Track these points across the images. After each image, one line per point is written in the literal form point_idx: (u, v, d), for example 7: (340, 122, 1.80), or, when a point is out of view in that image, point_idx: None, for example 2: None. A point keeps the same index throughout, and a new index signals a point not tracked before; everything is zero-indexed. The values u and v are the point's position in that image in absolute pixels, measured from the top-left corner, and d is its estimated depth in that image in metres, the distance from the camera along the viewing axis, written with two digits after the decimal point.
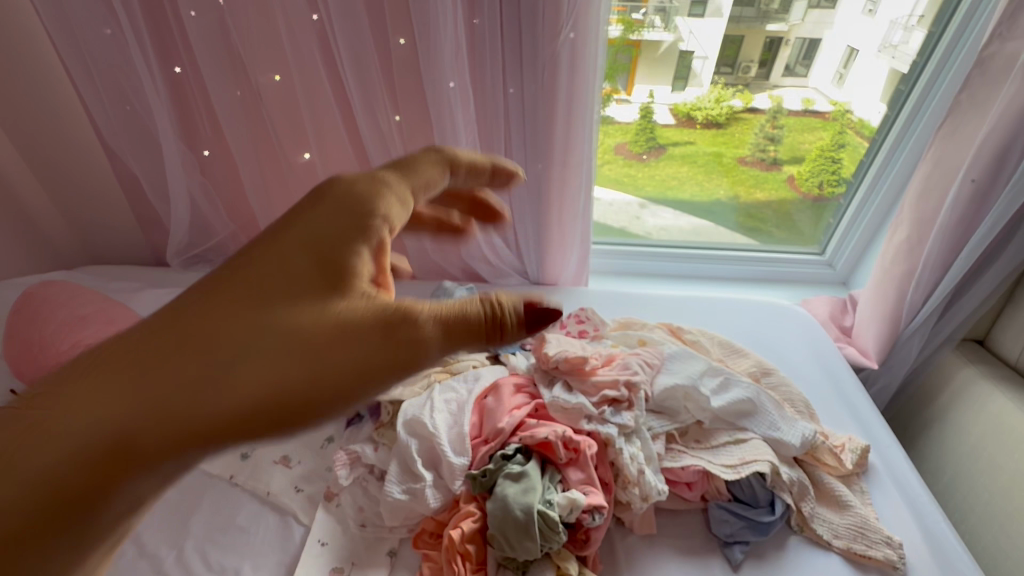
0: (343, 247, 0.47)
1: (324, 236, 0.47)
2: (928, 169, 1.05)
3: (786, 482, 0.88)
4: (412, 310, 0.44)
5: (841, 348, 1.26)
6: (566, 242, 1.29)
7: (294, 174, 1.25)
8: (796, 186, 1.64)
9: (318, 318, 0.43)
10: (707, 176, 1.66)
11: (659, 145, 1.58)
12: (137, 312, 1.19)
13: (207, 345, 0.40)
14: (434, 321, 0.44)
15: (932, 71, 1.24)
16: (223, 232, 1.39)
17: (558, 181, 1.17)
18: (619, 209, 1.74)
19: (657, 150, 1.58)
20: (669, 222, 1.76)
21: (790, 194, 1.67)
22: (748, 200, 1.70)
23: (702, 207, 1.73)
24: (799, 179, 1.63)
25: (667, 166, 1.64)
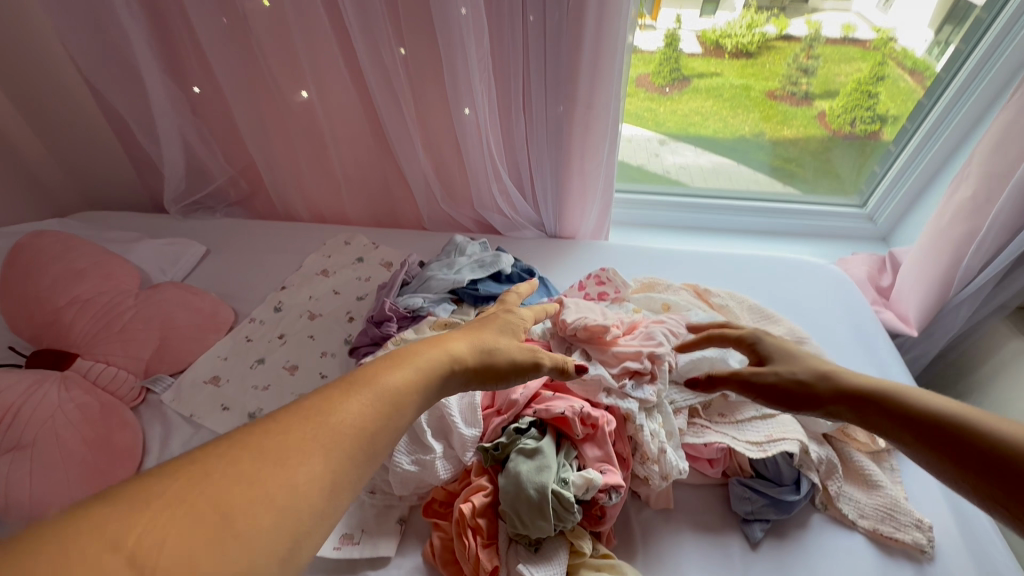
0: (450, 352, 0.60)
1: (429, 348, 0.59)
2: (1012, 115, 0.92)
3: (814, 461, 0.84)
4: (495, 357, 0.63)
5: (878, 312, 1.18)
6: (587, 193, 1.18)
7: (291, 114, 1.14)
8: (827, 124, 1.46)
9: (410, 378, 0.53)
10: (732, 111, 1.48)
11: (683, 77, 1.41)
12: (137, 264, 1.15)
13: (329, 411, 0.46)
14: (513, 364, 0.64)
15: None
16: (222, 178, 1.31)
17: (580, 126, 1.04)
18: (636, 145, 1.59)
19: (682, 82, 1.41)
20: (689, 159, 1.63)
21: (818, 132, 1.48)
22: (776, 137, 1.52)
23: (724, 143, 1.57)
24: (831, 116, 1.44)
25: (690, 100, 1.47)
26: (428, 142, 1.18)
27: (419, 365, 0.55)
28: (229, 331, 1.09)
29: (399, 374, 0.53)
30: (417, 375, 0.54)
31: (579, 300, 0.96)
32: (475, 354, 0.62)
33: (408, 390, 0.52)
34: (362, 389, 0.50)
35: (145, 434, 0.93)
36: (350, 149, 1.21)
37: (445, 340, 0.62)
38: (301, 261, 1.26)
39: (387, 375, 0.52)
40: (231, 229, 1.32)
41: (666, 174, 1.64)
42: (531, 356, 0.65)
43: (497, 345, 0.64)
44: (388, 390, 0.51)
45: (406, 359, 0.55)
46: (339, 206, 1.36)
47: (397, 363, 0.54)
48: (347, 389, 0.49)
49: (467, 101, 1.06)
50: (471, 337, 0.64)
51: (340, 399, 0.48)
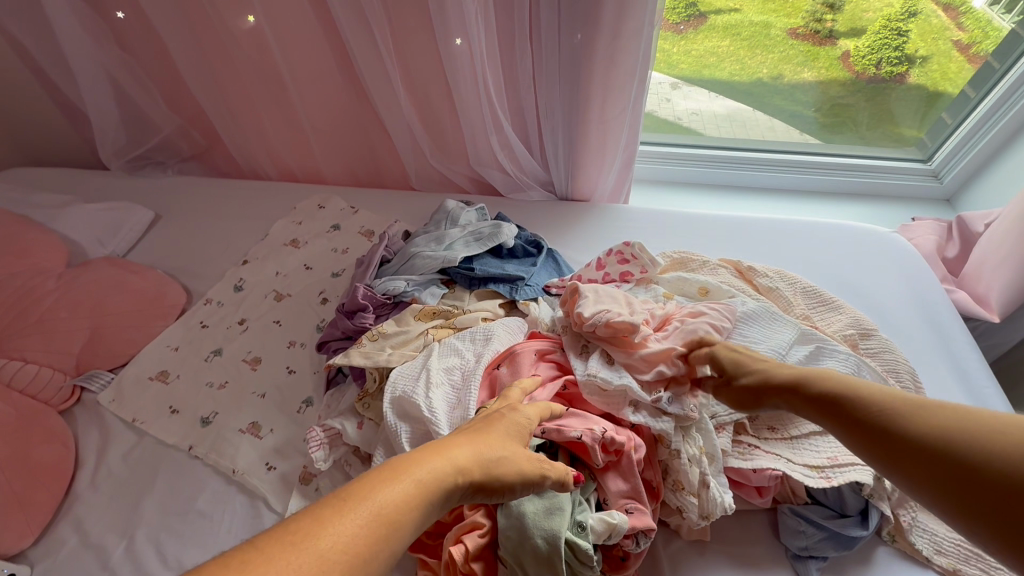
0: (456, 456, 0.45)
1: (433, 452, 0.44)
2: None
3: (886, 489, 0.67)
4: (507, 463, 0.49)
5: (950, 293, 0.99)
6: (607, 146, 0.97)
7: (240, 47, 0.92)
8: (849, 65, 1.22)
9: (406, 497, 0.39)
10: (751, 53, 1.23)
11: (699, 14, 1.17)
12: (67, 236, 0.96)
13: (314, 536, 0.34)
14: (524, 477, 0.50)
15: None
16: (168, 128, 1.09)
17: (603, 59, 0.82)
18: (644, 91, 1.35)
19: (699, 18, 1.17)
20: (700, 104, 1.38)
21: (841, 74, 1.24)
22: (793, 81, 1.28)
23: (740, 87, 1.32)
24: (856, 56, 1.20)
25: (707, 39, 1.22)
26: (411, 83, 0.96)
27: (423, 479, 0.41)
28: (180, 316, 0.92)
29: (407, 483, 0.40)
30: (421, 489, 0.40)
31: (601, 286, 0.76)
32: (481, 463, 0.47)
33: (412, 509, 0.39)
34: (355, 507, 0.37)
35: (79, 444, 0.78)
36: (314, 92, 0.99)
37: (449, 441, 0.47)
38: (268, 230, 1.07)
39: (393, 485, 0.39)
40: (185, 189, 1.13)
41: (676, 122, 1.40)
42: (541, 470, 0.53)
43: (510, 452, 0.51)
44: (383, 517, 0.37)
45: (408, 468, 0.42)
46: (311, 163, 1.15)
47: (398, 473, 0.41)
48: (341, 507, 0.36)
49: (460, 29, 0.84)
50: (480, 436, 0.50)
51: (337, 515, 0.36)
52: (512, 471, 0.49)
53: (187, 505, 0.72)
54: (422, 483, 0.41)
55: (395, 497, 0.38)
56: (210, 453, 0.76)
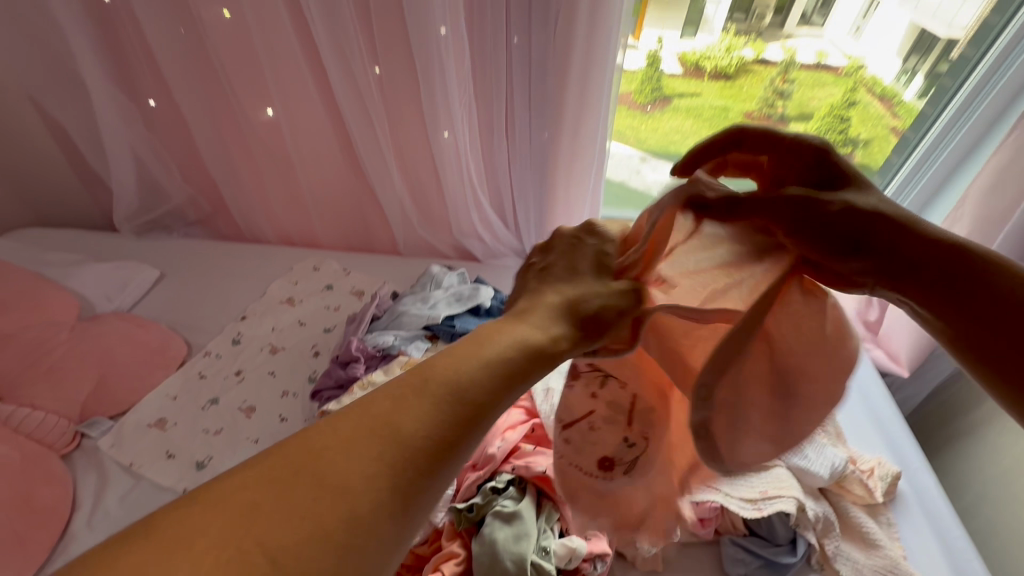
0: (535, 330, 0.40)
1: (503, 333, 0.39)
2: (1008, 155, 0.89)
3: (811, 520, 0.77)
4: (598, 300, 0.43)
5: (868, 351, 1.15)
6: (571, 221, 1.12)
7: (256, 132, 1.06)
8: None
9: (471, 386, 0.35)
10: None
11: (664, 96, 1.36)
12: (77, 292, 1.04)
13: (356, 445, 0.31)
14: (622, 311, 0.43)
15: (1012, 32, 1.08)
16: (179, 197, 1.21)
17: (566, 153, 1.00)
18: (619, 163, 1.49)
19: (663, 100, 1.36)
20: None
21: None
22: None
23: None
24: None
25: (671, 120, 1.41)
26: (404, 164, 1.11)
27: (442, 381, 0.34)
28: (180, 367, 1.00)
29: (358, 458, 0.30)
30: (394, 447, 0.31)
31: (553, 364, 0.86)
32: (527, 353, 0.38)
33: (392, 472, 0.30)
34: (286, 488, 0.28)
35: (76, 488, 0.82)
36: (319, 169, 1.13)
37: (486, 333, 0.39)
38: (265, 289, 1.17)
39: (328, 459, 0.30)
40: (189, 251, 1.23)
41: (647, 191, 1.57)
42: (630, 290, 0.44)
43: (598, 292, 0.43)
44: (346, 482, 0.29)
45: (377, 406, 0.32)
46: (308, 229, 1.27)
47: (366, 411, 0.32)
48: (275, 500, 0.28)
49: (446, 123, 0.99)
50: (470, 343, 0.38)
51: (258, 517, 0.27)
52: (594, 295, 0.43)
53: None
54: (423, 386, 0.34)
55: (361, 462, 0.30)
56: None
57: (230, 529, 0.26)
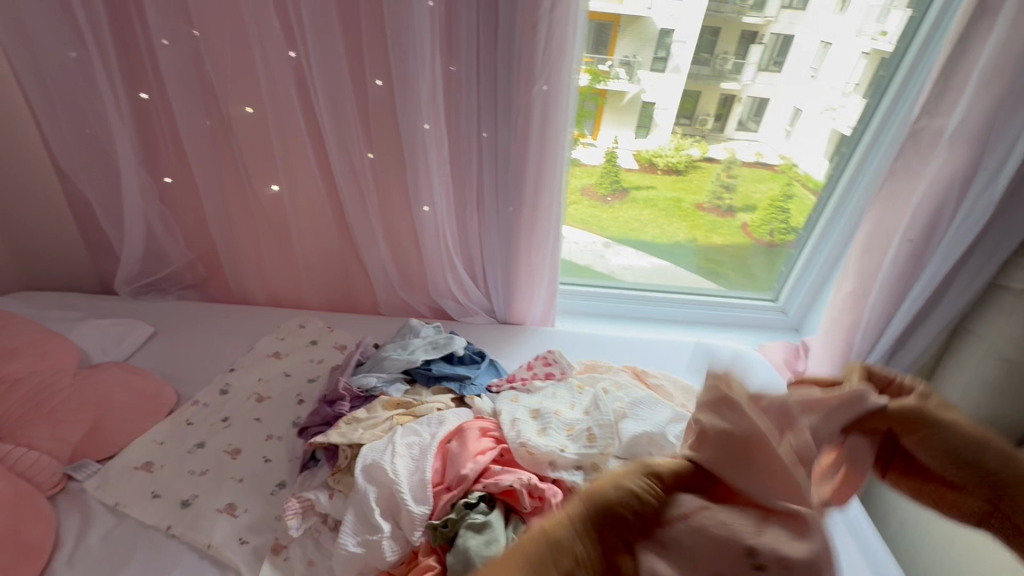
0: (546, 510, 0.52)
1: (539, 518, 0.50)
2: (870, 227, 1.14)
3: None
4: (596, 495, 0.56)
5: None
6: (534, 281, 1.30)
7: (261, 206, 1.23)
8: (749, 232, 1.71)
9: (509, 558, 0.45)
10: (667, 220, 1.72)
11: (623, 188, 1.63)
12: (76, 344, 1.13)
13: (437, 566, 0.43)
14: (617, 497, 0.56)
15: (872, 136, 1.34)
16: (180, 261, 1.34)
17: (528, 224, 1.19)
18: (584, 248, 1.77)
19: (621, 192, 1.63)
20: (633, 262, 1.81)
21: (745, 241, 1.73)
22: (706, 244, 1.76)
23: (662, 248, 1.78)
24: (753, 227, 1.70)
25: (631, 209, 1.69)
26: (389, 234, 1.28)
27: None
28: (170, 414, 1.07)
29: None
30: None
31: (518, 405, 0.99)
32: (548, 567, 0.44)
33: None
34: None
35: (61, 526, 0.86)
36: (314, 237, 1.29)
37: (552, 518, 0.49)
38: (254, 344, 1.27)
39: None
40: (182, 310, 1.34)
41: (611, 274, 1.80)
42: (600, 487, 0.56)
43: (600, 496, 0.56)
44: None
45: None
46: (297, 291, 1.40)
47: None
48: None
49: (427, 200, 1.19)
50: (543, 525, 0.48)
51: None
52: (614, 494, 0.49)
53: None
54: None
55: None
56: (187, 531, 0.86)
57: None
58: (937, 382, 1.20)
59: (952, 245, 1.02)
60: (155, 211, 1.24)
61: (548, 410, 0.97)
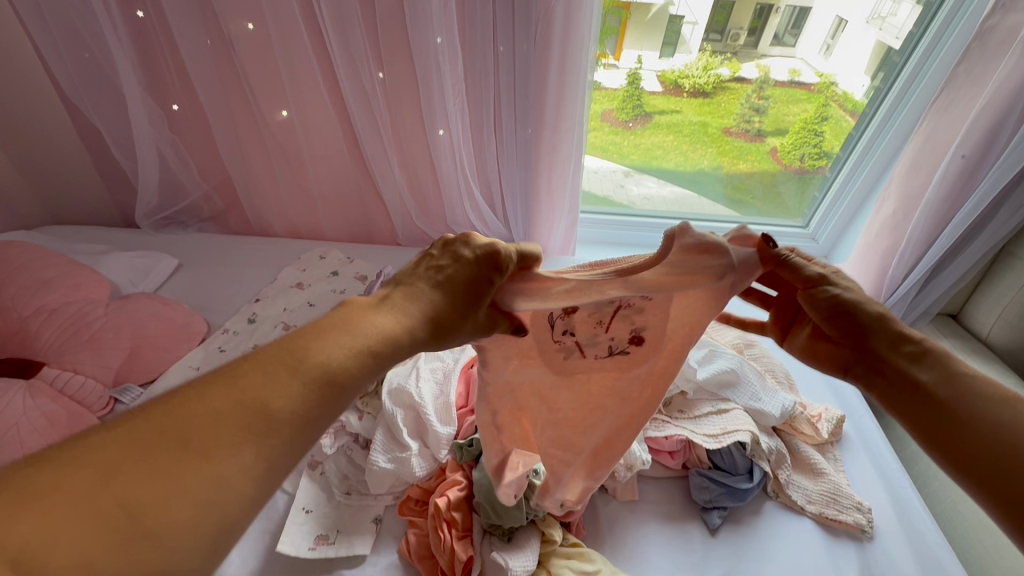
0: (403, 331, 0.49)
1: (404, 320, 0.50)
2: (920, 143, 1.06)
3: (765, 451, 0.91)
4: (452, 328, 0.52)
5: None
6: (555, 209, 1.26)
7: (271, 134, 1.19)
8: (778, 158, 1.61)
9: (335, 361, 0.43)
10: (692, 147, 1.62)
11: (645, 113, 1.53)
12: (106, 276, 1.16)
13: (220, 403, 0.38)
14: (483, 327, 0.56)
15: (931, 39, 1.21)
16: (196, 193, 1.33)
17: (548, 147, 1.14)
18: (603, 177, 1.70)
19: (643, 117, 1.53)
20: (653, 192, 1.74)
21: (773, 167, 1.64)
22: (732, 170, 1.67)
23: (685, 176, 1.71)
24: (782, 152, 1.60)
25: (652, 135, 1.59)
26: (404, 161, 1.25)
27: (318, 364, 0.42)
28: (202, 342, 1.11)
29: (276, 391, 0.39)
30: (324, 382, 0.41)
31: None
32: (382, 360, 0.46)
33: (301, 419, 0.39)
34: (218, 398, 0.38)
35: None
36: (327, 165, 1.26)
37: (366, 315, 0.47)
38: (277, 275, 1.28)
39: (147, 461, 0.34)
40: (203, 243, 1.35)
41: (631, 204, 1.73)
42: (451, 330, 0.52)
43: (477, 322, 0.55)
44: (270, 423, 0.38)
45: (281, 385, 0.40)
46: (315, 222, 1.40)
47: (293, 370, 0.41)
48: (236, 415, 0.37)
49: (442, 122, 1.13)
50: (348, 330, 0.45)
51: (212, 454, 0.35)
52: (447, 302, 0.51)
53: None
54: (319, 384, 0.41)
55: (280, 397, 0.39)
56: None
57: (181, 462, 0.34)
58: (972, 308, 1.16)
59: (1009, 162, 0.93)
60: (166, 140, 1.21)
61: None
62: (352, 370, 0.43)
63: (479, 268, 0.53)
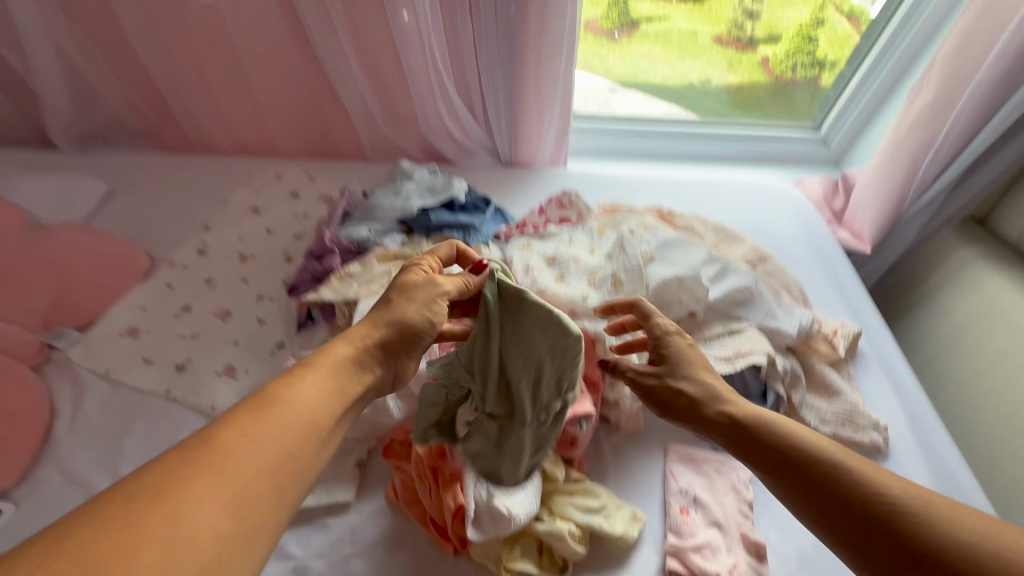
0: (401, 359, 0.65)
1: (415, 351, 0.66)
2: (974, 15, 0.90)
3: (780, 373, 0.83)
4: (417, 315, 0.66)
5: (835, 231, 1.16)
6: (543, 110, 1.09)
7: (198, 23, 1.01)
8: (769, 68, 1.48)
9: (358, 344, 0.62)
10: (682, 58, 1.47)
11: (631, 20, 1.38)
12: (22, 206, 1.00)
13: (248, 411, 0.52)
14: (424, 311, 0.66)
15: None
16: (119, 104, 1.14)
17: (536, 28, 0.95)
18: (588, 95, 1.52)
19: (631, 24, 1.38)
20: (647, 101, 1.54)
21: (764, 78, 1.50)
22: (733, 82, 1.52)
23: (680, 86, 1.53)
24: (775, 61, 1.47)
25: (642, 45, 1.44)
26: (364, 55, 1.06)
27: (324, 395, 0.56)
28: (145, 278, 0.97)
29: (252, 544, 0.45)
30: (333, 395, 0.57)
31: (521, 247, 0.89)
32: (354, 369, 0.60)
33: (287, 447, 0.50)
34: (258, 423, 0.50)
35: (52, 395, 0.82)
36: (271, 63, 1.08)
37: (351, 338, 0.63)
38: (227, 199, 1.12)
39: (194, 473, 0.45)
40: (136, 162, 1.17)
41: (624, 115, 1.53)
42: (426, 323, 0.66)
43: (419, 319, 0.65)
44: (306, 422, 0.53)
45: (248, 420, 0.50)
46: (266, 137, 1.22)
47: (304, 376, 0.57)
48: (243, 431, 0.49)
49: (405, 2, 0.96)
50: (296, 380, 0.56)
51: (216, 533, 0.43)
52: (414, 315, 0.66)
53: (169, 440, 0.78)
54: (337, 374, 0.59)
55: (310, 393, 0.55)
56: (188, 395, 0.82)
57: (201, 473, 0.45)
58: (1002, 209, 1.06)
59: None
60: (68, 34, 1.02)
61: (565, 256, 0.86)
62: (327, 387, 0.57)
63: (394, 342, 0.64)
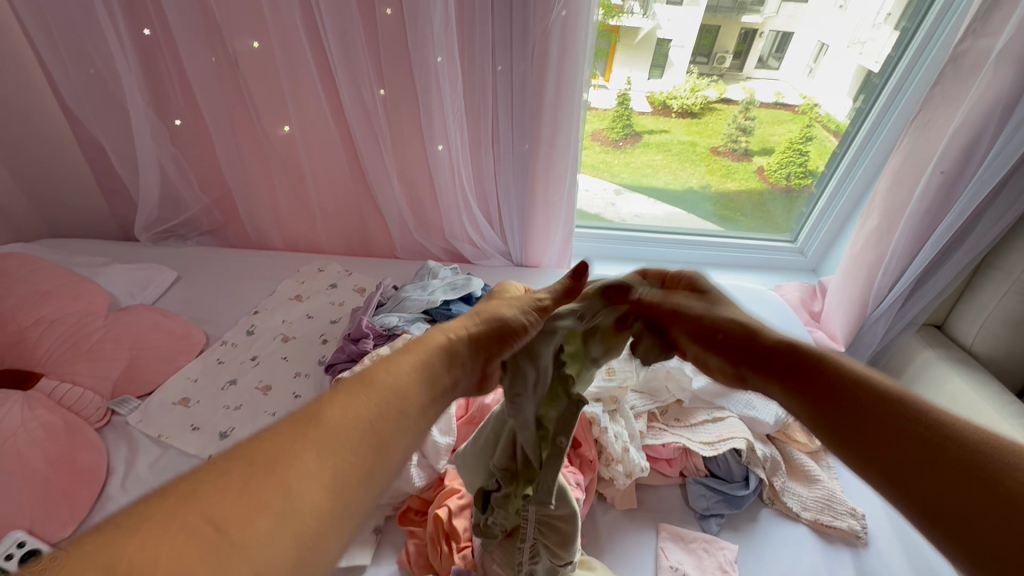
0: None
1: None
2: (901, 160, 1.12)
3: (760, 458, 0.92)
4: None
5: (811, 332, 1.30)
6: (549, 222, 1.28)
7: (272, 147, 1.24)
8: (764, 176, 1.65)
9: None
10: (682, 165, 1.65)
11: (635, 133, 1.57)
12: (106, 288, 1.19)
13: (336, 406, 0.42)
14: None
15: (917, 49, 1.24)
16: (196, 206, 1.37)
17: (545, 163, 1.16)
18: (595, 195, 1.72)
19: (634, 136, 1.56)
20: (644, 210, 1.76)
21: (761, 186, 1.67)
22: (721, 189, 1.70)
23: (674, 194, 1.73)
24: (769, 171, 1.63)
25: (643, 154, 1.63)
26: (404, 176, 1.28)
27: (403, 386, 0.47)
28: (200, 353, 1.11)
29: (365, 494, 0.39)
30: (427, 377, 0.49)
31: None
32: None
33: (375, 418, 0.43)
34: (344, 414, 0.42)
35: (109, 454, 0.92)
36: (326, 178, 1.30)
37: None
38: (275, 287, 1.29)
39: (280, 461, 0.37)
40: (203, 254, 1.37)
41: (623, 223, 1.76)
42: None
43: None
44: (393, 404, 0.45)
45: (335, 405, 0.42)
46: (313, 236, 1.42)
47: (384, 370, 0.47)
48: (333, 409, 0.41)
49: (441, 138, 1.17)
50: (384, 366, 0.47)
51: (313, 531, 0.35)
52: None
53: None
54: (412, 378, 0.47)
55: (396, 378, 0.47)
56: None
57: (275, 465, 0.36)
58: (955, 318, 1.19)
59: (984, 175, 1.00)
60: (167, 153, 1.27)
61: None
62: None
63: None
